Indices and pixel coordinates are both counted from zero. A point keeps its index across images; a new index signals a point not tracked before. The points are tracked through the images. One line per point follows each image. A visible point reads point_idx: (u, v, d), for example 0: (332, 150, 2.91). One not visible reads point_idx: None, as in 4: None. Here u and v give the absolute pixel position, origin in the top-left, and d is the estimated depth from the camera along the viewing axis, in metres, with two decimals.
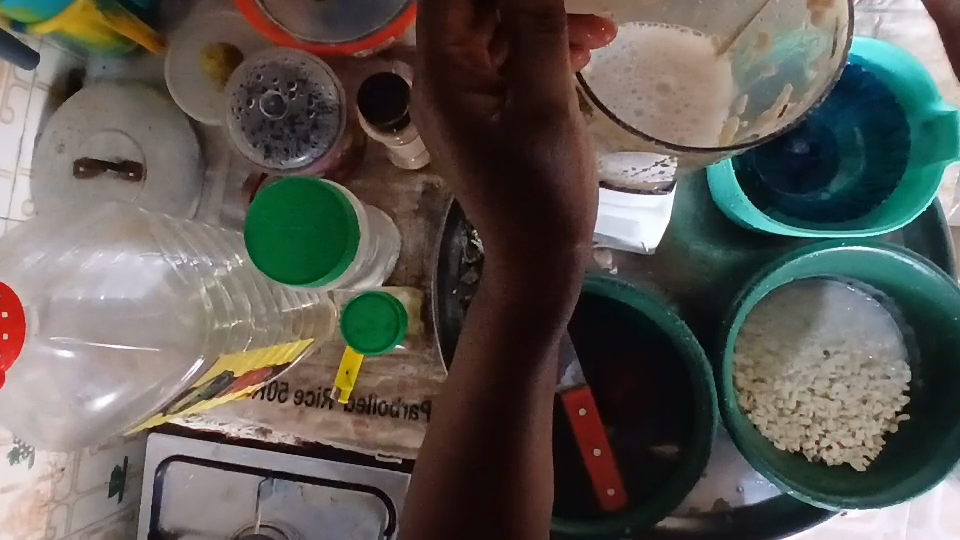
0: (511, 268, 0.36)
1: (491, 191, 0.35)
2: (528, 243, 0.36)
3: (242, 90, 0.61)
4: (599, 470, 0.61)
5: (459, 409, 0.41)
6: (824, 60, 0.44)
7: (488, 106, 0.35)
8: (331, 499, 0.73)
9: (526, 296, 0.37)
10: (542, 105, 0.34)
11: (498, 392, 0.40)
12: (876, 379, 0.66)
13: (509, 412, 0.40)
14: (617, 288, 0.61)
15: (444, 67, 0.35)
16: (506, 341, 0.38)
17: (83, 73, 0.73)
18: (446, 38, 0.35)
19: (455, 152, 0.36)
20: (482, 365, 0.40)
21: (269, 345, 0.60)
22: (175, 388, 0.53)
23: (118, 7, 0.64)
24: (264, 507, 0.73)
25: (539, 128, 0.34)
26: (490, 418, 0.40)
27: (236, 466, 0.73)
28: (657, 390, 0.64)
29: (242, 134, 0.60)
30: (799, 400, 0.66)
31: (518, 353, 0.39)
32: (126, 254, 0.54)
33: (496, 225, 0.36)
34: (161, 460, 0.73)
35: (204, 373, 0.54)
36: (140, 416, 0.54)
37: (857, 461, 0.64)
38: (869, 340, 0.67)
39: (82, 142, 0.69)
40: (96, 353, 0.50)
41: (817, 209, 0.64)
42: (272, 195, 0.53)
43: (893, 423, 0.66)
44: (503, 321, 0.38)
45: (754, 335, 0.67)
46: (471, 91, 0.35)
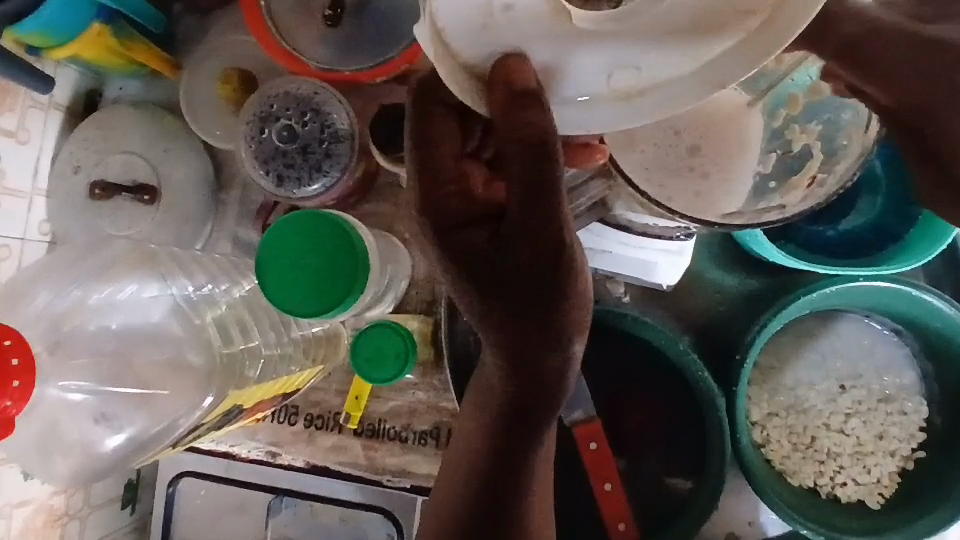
0: (510, 368, 0.39)
1: (493, 309, 0.37)
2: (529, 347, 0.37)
3: (255, 119, 0.60)
4: (610, 504, 0.60)
5: (463, 473, 0.45)
6: (853, 132, 0.48)
7: (481, 236, 0.37)
8: (340, 517, 0.73)
9: (521, 395, 0.40)
10: (546, 237, 0.35)
11: (496, 472, 0.43)
12: (893, 415, 0.65)
13: (509, 482, 0.43)
14: (627, 320, 0.60)
15: (440, 202, 0.37)
16: (505, 431, 0.42)
17: (100, 94, 0.73)
18: (440, 164, 0.38)
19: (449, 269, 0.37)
20: (484, 445, 0.43)
21: (278, 376, 0.60)
22: (187, 424, 0.54)
23: (132, 31, 0.64)
24: (274, 523, 0.74)
25: (540, 254, 0.35)
26: (494, 489, 0.43)
27: (246, 484, 0.74)
28: (670, 424, 0.63)
29: (255, 163, 0.60)
30: (815, 435, 0.65)
31: (517, 440, 0.42)
32: (136, 286, 0.54)
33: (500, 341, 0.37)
34: (174, 474, 0.74)
35: (216, 408, 0.54)
36: (150, 452, 0.55)
37: (872, 499, 0.63)
38: (885, 374, 0.66)
39: (98, 163, 0.70)
40: (106, 390, 0.51)
41: (829, 246, 0.63)
42: (280, 227, 0.53)
43: (909, 460, 0.64)
44: (498, 412, 0.41)
45: (768, 367, 0.66)
46: (466, 222, 0.37)
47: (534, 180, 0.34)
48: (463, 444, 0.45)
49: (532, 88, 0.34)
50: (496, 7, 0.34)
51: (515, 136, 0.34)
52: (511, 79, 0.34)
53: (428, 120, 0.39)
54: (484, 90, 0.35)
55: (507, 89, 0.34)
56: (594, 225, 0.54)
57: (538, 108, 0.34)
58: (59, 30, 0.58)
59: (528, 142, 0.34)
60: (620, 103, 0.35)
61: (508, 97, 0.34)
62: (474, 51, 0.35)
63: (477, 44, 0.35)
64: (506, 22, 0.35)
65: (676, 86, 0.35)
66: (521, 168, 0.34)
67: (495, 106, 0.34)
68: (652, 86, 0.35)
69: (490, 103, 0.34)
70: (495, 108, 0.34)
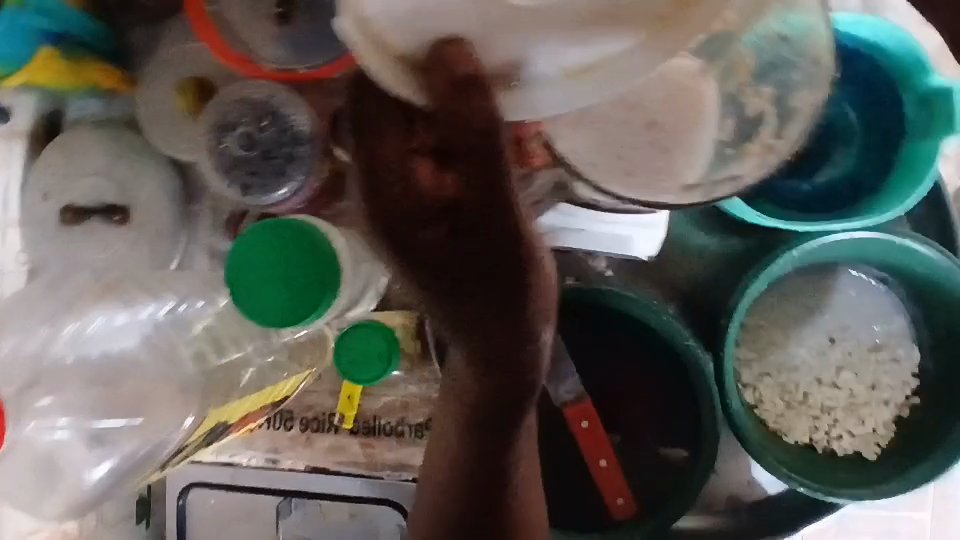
0: (482, 355, 0.41)
1: (460, 304, 0.38)
2: (497, 330, 0.39)
3: (213, 129, 0.59)
4: (608, 480, 0.61)
5: (449, 453, 0.47)
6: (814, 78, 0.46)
7: (438, 238, 0.36)
8: (350, 513, 0.72)
9: (489, 374, 0.42)
10: (505, 229, 0.36)
11: (482, 448, 0.46)
12: (885, 363, 0.64)
13: (496, 458, 0.46)
14: (610, 295, 0.59)
15: (389, 207, 0.35)
16: (484, 411, 0.44)
17: (61, 115, 0.72)
18: (383, 161, 0.35)
19: (412, 273, 0.37)
20: (465, 425, 0.45)
21: (262, 390, 0.60)
22: (170, 447, 0.55)
23: (81, 51, 0.63)
24: (286, 525, 0.74)
25: (500, 247, 0.37)
26: (481, 464, 0.46)
27: (252, 490, 0.73)
28: (662, 395, 0.63)
29: (218, 174, 0.59)
30: (807, 391, 0.64)
31: (497, 419, 0.44)
32: (105, 316, 0.54)
33: (468, 328, 0.39)
34: (182, 487, 0.73)
35: (198, 426, 0.55)
36: (136, 477, 0.55)
37: (869, 450, 0.63)
38: (876, 324, 0.65)
39: (66, 188, 0.69)
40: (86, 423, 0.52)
41: (807, 201, 0.62)
42: (246, 242, 0.53)
43: (904, 407, 0.64)
44: (475, 394, 0.43)
45: (757, 328, 0.65)
46: (423, 224, 0.36)
47: (484, 175, 0.35)
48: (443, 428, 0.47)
49: (474, 72, 0.32)
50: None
51: (462, 129, 0.33)
52: (451, 64, 0.31)
53: (370, 112, 0.35)
54: (421, 77, 0.32)
55: (447, 76, 0.32)
56: (566, 207, 0.53)
57: (487, 93, 0.32)
58: None
59: (475, 134, 0.33)
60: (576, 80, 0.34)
61: (453, 81, 0.32)
62: (402, 36, 0.32)
63: (411, 31, 0.32)
64: (438, 5, 0.31)
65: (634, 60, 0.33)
66: (471, 164, 0.34)
67: (436, 98, 0.32)
68: (606, 62, 0.33)
69: (431, 94, 0.32)
70: (437, 98, 0.32)
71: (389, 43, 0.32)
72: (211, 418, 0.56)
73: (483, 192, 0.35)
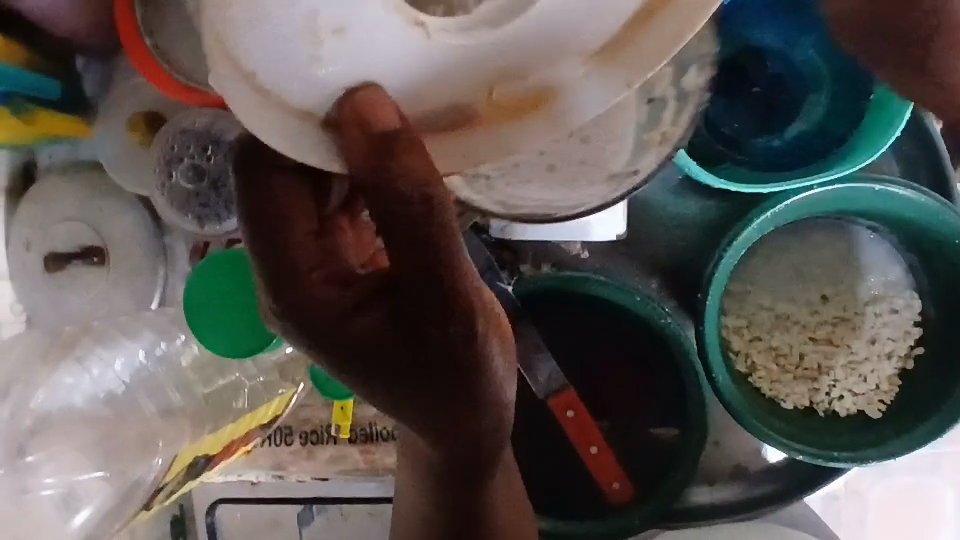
0: (442, 422, 0.41)
1: (412, 380, 0.39)
2: (457, 402, 0.40)
3: (161, 163, 0.59)
4: (600, 466, 0.60)
5: (430, 499, 0.48)
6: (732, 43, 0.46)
7: (374, 316, 0.38)
8: (369, 513, 0.75)
9: (451, 452, 0.43)
10: (447, 303, 0.37)
11: (459, 493, 0.47)
12: (883, 315, 0.61)
13: (471, 498, 0.48)
14: (580, 280, 0.57)
15: (310, 286, 0.38)
16: (456, 467, 0.45)
17: (33, 163, 0.68)
18: (293, 245, 0.38)
19: (356, 355, 0.38)
20: (441, 478, 0.46)
21: (241, 418, 0.65)
22: (149, 486, 0.60)
23: (31, 105, 0.59)
24: (308, 533, 0.76)
25: (443, 321, 0.37)
26: (457, 504, 0.48)
27: (273, 500, 0.74)
28: (649, 374, 0.61)
29: (173, 208, 0.60)
30: (802, 352, 0.62)
31: (471, 472, 0.45)
32: (72, 376, 0.58)
33: (427, 401, 0.39)
34: (208, 505, 0.74)
35: (171, 466, 0.61)
36: (122, 517, 0.59)
37: (872, 409, 0.61)
38: (870, 274, 0.62)
39: (45, 236, 0.66)
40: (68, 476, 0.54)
41: (774, 157, 0.61)
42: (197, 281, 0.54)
43: (908, 359, 0.61)
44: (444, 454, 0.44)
45: (742, 292, 0.62)
46: (357, 304, 0.38)
47: (420, 252, 0.35)
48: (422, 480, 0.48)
49: (393, 130, 0.33)
50: (327, 32, 0.31)
51: (388, 205, 0.34)
52: (365, 121, 0.33)
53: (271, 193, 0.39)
54: (339, 135, 0.33)
55: (368, 134, 0.33)
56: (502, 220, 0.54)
57: (405, 151, 0.33)
58: None
59: (399, 208, 0.34)
60: (505, 121, 0.38)
61: (373, 140, 0.33)
62: (314, 94, 0.33)
63: (336, 76, 0.33)
64: (346, 46, 0.32)
65: (597, 79, 0.38)
66: (403, 242, 0.35)
67: (360, 154, 0.33)
68: (558, 93, 0.38)
69: (353, 152, 0.33)
70: (358, 154, 0.33)
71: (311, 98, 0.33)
72: (186, 453, 0.62)
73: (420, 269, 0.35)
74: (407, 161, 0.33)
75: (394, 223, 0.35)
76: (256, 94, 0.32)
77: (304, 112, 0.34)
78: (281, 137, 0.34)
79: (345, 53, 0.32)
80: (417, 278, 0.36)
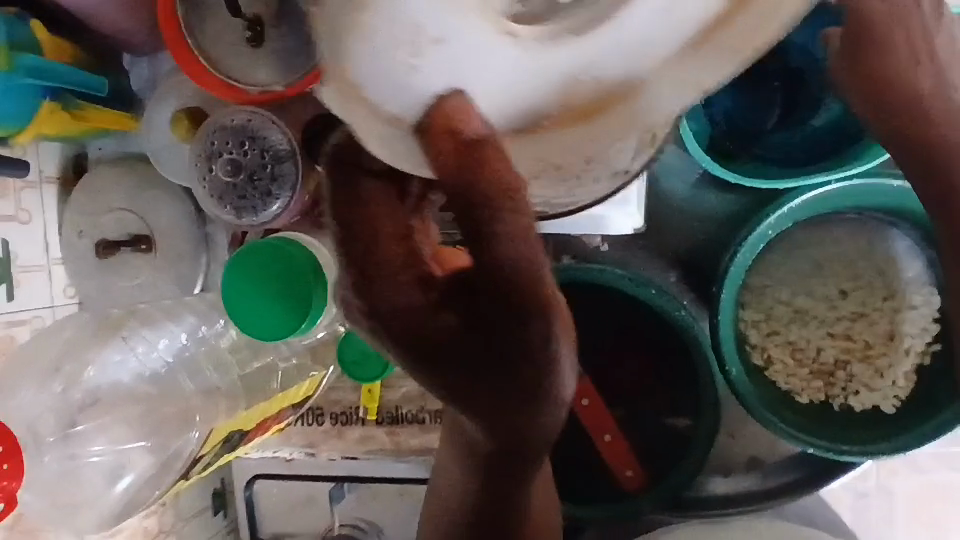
0: (503, 421, 0.42)
1: (489, 381, 0.40)
2: (523, 402, 0.41)
3: (201, 159, 0.63)
4: (615, 454, 0.63)
5: (475, 493, 0.49)
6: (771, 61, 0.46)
7: (454, 319, 0.38)
8: (398, 492, 0.78)
9: (504, 445, 0.44)
10: (530, 304, 0.38)
11: (503, 488, 0.49)
12: (901, 312, 0.61)
13: (514, 492, 0.49)
14: (597, 274, 0.59)
15: (398, 292, 0.39)
16: (505, 464, 0.46)
17: (83, 155, 0.72)
18: (381, 250, 0.39)
19: (436, 354, 0.39)
20: (487, 474, 0.48)
21: (272, 398, 0.68)
22: (185, 459, 0.63)
23: (79, 101, 0.62)
24: (339, 510, 0.79)
25: (524, 323, 0.38)
26: (498, 498, 0.49)
27: (306, 477, 0.78)
28: (663, 366, 0.63)
29: (212, 201, 0.63)
30: (820, 347, 0.62)
31: (517, 468, 0.47)
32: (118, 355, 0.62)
33: (495, 401, 0.41)
34: (247, 480, 0.79)
35: (204, 443, 0.64)
36: (161, 487, 0.63)
37: (888, 404, 0.60)
38: (891, 270, 0.62)
39: (95, 224, 0.70)
40: (113, 448, 0.59)
41: (784, 154, 0.62)
42: (230, 275, 0.57)
43: (926, 354, 0.60)
44: (495, 451, 0.45)
45: (760, 287, 0.63)
46: (438, 309, 0.39)
47: (511, 254, 0.37)
48: (464, 477, 0.49)
49: (480, 134, 0.36)
50: (427, 40, 0.36)
51: (478, 206, 0.36)
52: (454, 130, 0.36)
53: (360, 195, 0.40)
54: (427, 140, 0.36)
55: (456, 139, 0.36)
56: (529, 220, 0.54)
57: (505, 155, 0.36)
58: (12, 115, 0.56)
59: (490, 209, 0.36)
60: (579, 122, 0.40)
61: (462, 147, 0.36)
62: (402, 104, 0.37)
63: (413, 96, 0.37)
64: (438, 54, 0.36)
65: (672, 81, 0.39)
66: (492, 244, 0.37)
67: (448, 158, 0.36)
68: (633, 96, 0.39)
69: (446, 160, 0.36)
70: (452, 163, 0.36)
71: (398, 108, 0.37)
72: (219, 429, 0.64)
73: (509, 272, 0.37)
74: (499, 170, 0.36)
75: (484, 225, 0.36)
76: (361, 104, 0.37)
77: (399, 120, 0.37)
78: (384, 146, 0.38)
79: (442, 65, 0.37)
80: (504, 280, 0.37)
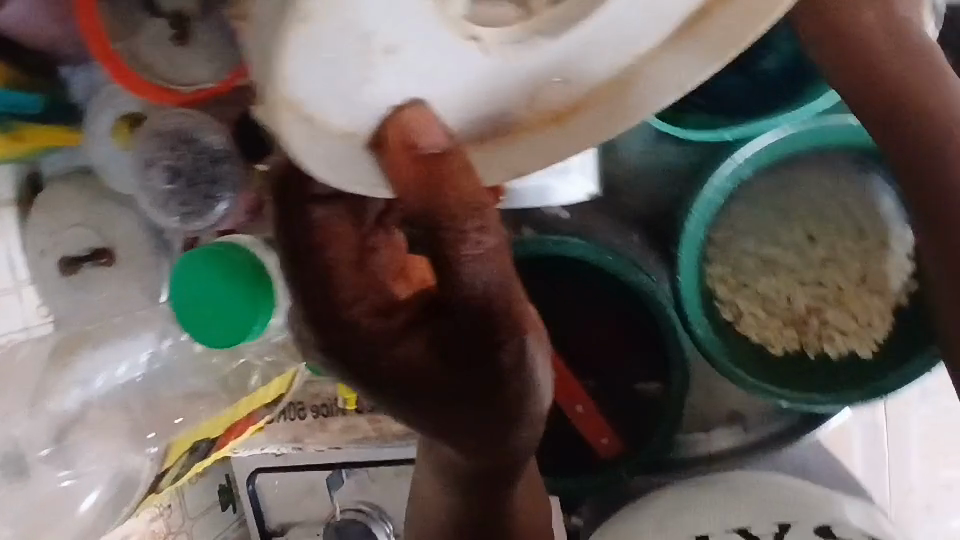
0: (479, 439, 0.40)
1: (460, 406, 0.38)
2: (499, 422, 0.39)
3: (140, 168, 0.61)
4: (587, 423, 0.63)
5: (460, 499, 0.49)
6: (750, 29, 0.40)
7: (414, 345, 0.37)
8: (395, 474, 0.79)
9: (484, 459, 0.43)
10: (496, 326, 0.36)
11: (488, 494, 0.48)
12: (873, 253, 0.59)
13: (500, 494, 0.48)
14: (549, 244, 0.59)
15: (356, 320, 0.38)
16: (490, 474, 0.45)
17: (38, 174, 0.65)
18: (340, 280, 0.39)
19: (401, 381, 0.38)
20: (472, 483, 0.47)
21: (233, 405, 0.67)
22: (149, 472, 0.65)
23: (16, 122, 0.58)
24: (341, 496, 0.81)
25: (492, 346, 0.36)
26: (485, 501, 0.49)
27: (305, 467, 0.80)
28: (629, 330, 0.62)
29: (157, 209, 0.62)
30: (790, 296, 0.60)
31: (502, 475, 0.46)
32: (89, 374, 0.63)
33: (470, 424, 0.39)
34: (248, 475, 0.83)
35: (168, 454, 0.65)
36: (135, 494, 0.66)
37: (863, 348, 0.58)
38: (859, 209, 0.59)
39: (55, 242, 0.64)
40: (86, 466, 0.62)
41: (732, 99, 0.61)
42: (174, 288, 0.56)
43: (901, 294, 0.58)
44: (477, 464, 0.44)
45: (725, 240, 0.61)
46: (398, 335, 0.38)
47: (477, 280, 0.35)
48: (448, 482, 0.49)
49: (440, 149, 0.33)
50: (374, 47, 0.28)
51: (435, 236, 0.34)
52: (411, 144, 0.32)
53: (316, 223, 0.40)
54: (385, 160, 0.33)
55: (415, 159, 0.32)
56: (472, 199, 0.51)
57: (468, 170, 0.34)
58: None
59: (445, 239, 0.34)
60: (547, 124, 0.37)
61: (422, 164, 0.33)
62: (355, 120, 0.31)
63: (359, 109, 0.31)
64: (390, 62, 0.29)
65: (662, 65, 0.36)
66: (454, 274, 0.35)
67: (407, 184, 0.33)
68: (619, 88, 0.37)
69: (404, 180, 0.33)
70: (412, 183, 0.33)
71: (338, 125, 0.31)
72: (177, 443, 0.65)
73: (473, 298, 0.35)
74: (463, 186, 0.33)
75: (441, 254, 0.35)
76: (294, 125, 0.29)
77: (344, 136, 0.32)
78: (315, 162, 0.31)
79: (395, 76, 0.30)
80: (466, 305, 0.35)
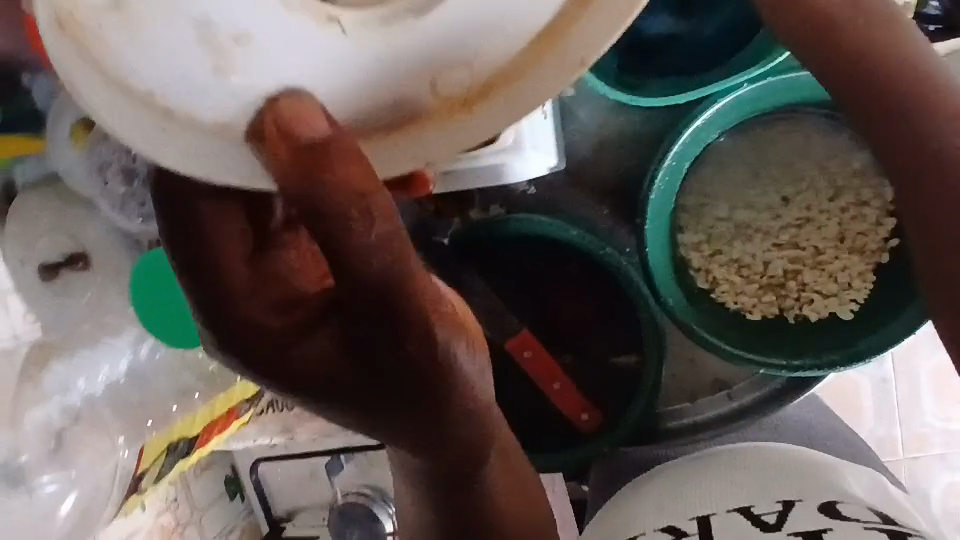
0: (419, 442, 0.39)
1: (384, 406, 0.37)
2: (435, 424, 0.38)
3: (92, 173, 0.58)
4: (566, 400, 0.62)
5: (426, 503, 0.46)
6: None
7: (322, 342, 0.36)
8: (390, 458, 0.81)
9: (432, 461, 0.41)
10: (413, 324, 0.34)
11: (453, 497, 0.45)
12: (850, 211, 0.58)
13: (467, 495, 0.46)
14: (516, 222, 0.58)
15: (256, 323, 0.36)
16: (448, 477, 0.43)
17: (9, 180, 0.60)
18: (234, 282, 0.37)
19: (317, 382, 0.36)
20: (431, 488, 0.45)
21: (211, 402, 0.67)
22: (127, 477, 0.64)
23: None
24: (340, 482, 0.84)
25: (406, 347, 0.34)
26: (455, 506, 0.46)
27: (304, 455, 0.83)
28: (603, 302, 0.62)
29: (116, 213, 0.59)
30: (767, 260, 0.59)
31: (462, 477, 0.44)
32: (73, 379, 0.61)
33: (400, 428, 0.38)
34: (251, 462, 0.84)
35: (142, 457, 0.64)
36: (118, 494, 0.65)
37: (844, 309, 0.58)
38: (833, 165, 0.59)
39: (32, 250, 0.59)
40: (70, 472, 0.61)
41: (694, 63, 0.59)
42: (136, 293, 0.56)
43: (883, 252, 0.58)
44: (430, 467, 0.42)
45: (698, 206, 0.59)
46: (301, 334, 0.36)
47: (381, 281, 0.32)
48: (410, 483, 0.46)
49: (321, 136, 0.30)
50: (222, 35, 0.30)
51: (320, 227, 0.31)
52: (289, 130, 0.30)
53: (194, 222, 0.36)
54: (260, 145, 0.31)
55: (291, 142, 0.30)
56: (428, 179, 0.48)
57: (351, 156, 0.30)
58: None
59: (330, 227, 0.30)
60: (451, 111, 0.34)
61: (297, 150, 0.30)
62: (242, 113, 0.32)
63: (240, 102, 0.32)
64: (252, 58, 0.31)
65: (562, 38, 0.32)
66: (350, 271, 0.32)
67: (281, 162, 0.30)
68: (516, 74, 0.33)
69: (279, 161, 0.30)
70: (287, 163, 0.30)
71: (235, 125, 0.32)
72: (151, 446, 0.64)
73: (376, 296, 0.33)
74: (346, 169, 0.30)
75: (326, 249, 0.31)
76: (168, 121, 0.32)
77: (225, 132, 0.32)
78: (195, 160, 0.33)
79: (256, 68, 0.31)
80: (369, 306, 0.33)
